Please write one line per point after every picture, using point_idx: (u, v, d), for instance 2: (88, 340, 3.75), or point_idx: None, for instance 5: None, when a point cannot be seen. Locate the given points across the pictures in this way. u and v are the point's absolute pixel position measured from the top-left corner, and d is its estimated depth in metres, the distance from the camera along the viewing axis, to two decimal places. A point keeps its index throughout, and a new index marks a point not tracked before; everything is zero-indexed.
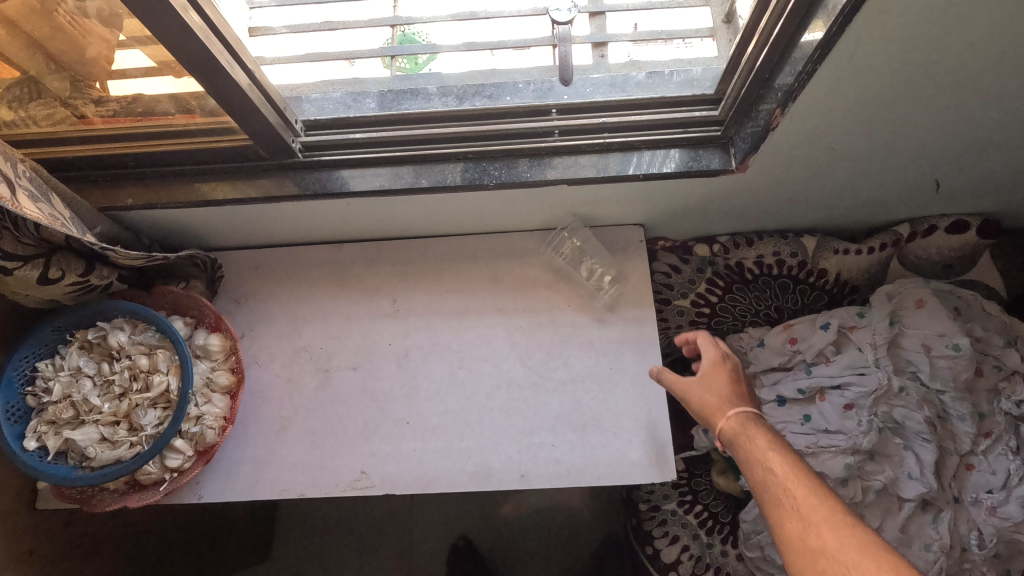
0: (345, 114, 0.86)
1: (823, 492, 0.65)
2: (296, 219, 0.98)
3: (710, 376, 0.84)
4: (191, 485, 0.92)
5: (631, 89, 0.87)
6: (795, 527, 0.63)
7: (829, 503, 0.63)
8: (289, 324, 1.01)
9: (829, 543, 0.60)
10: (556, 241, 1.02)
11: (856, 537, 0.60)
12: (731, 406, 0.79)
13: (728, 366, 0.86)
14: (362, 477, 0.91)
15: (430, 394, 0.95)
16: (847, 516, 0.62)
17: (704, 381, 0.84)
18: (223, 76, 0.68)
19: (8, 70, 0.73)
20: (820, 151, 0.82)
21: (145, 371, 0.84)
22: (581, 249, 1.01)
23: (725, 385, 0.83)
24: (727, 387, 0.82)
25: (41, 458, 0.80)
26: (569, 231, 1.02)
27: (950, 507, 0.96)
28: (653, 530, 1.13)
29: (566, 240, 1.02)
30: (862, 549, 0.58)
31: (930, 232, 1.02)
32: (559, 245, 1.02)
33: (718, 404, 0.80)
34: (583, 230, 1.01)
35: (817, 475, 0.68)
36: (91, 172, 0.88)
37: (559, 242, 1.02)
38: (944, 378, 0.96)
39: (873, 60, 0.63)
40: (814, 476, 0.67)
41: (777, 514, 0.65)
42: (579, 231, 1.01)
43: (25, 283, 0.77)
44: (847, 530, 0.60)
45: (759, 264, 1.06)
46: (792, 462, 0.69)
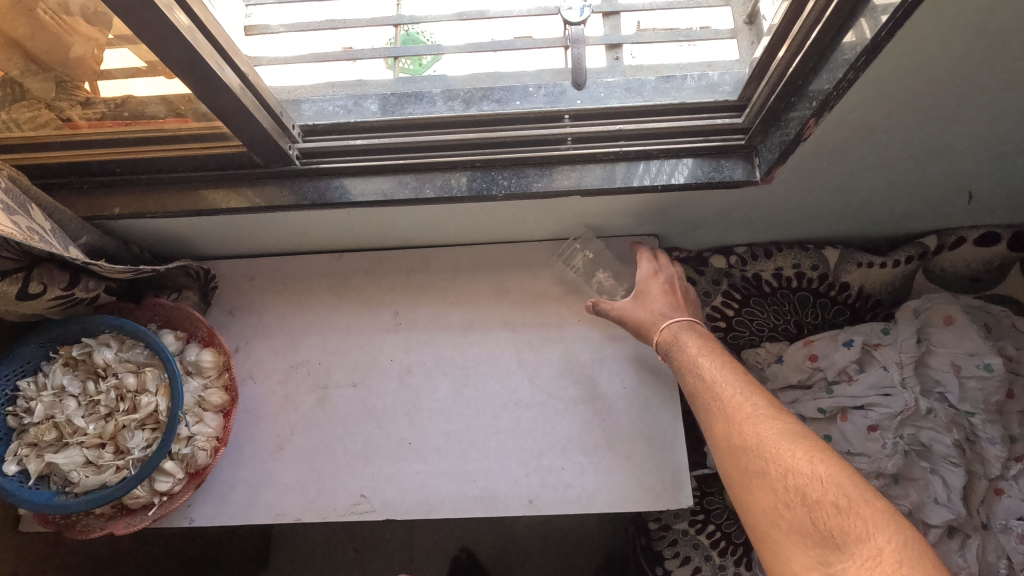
0: (345, 119, 0.81)
1: (748, 390, 0.69)
2: (293, 229, 0.93)
3: (646, 291, 0.86)
4: (182, 508, 0.87)
5: (648, 94, 0.80)
6: (722, 430, 0.67)
7: (753, 401, 0.67)
8: (286, 338, 0.96)
9: (750, 438, 0.63)
10: (567, 251, 0.98)
11: (776, 428, 0.62)
12: (663, 317, 0.82)
13: (661, 277, 0.87)
14: (362, 501, 0.87)
15: (433, 413, 0.90)
16: (770, 410, 0.65)
17: (638, 296, 0.86)
18: (217, 80, 0.63)
19: None
20: (850, 161, 0.78)
21: (133, 391, 0.79)
22: (592, 262, 0.96)
23: (660, 299, 0.84)
24: (662, 298, 0.84)
25: (22, 483, 0.75)
26: (582, 243, 0.97)
27: (978, 534, 0.91)
28: (664, 550, 1.09)
29: (576, 252, 0.97)
30: (779, 439, 0.61)
31: (958, 244, 0.97)
32: (570, 257, 0.97)
33: (652, 318, 0.83)
34: (595, 243, 0.97)
35: (744, 375, 0.71)
36: (77, 179, 0.83)
37: (570, 253, 0.97)
38: (973, 400, 0.92)
39: (918, 67, 0.58)
40: (741, 375, 0.71)
41: (708, 419, 0.69)
42: (591, 243, 0.97)
43: (5, 300, 0.72)
44: (769, 422, 0.64)
45: (778, 277, 1.02)
46: (720, 366, 0.73)
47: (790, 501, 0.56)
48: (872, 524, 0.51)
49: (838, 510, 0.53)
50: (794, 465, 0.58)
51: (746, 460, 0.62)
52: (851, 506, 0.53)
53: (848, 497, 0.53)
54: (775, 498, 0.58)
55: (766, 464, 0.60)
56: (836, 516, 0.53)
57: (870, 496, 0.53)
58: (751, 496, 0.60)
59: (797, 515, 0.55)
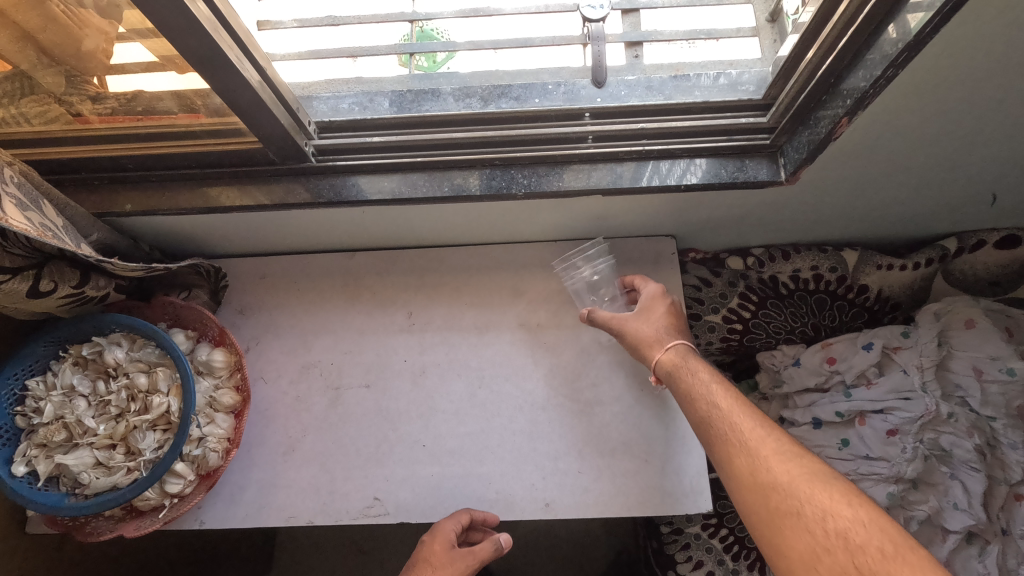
0: (362, 116, 0.79)
1: (768, 425, 0.66)
2: (305, 226, 0.91)
3: (648, 309, 0.82)
4: (191, 510, 0.86)
5: (670, 92, 0.79)
6: (743, 462, 0.63)
7: (775, 435, 0.64)
8: (297, 337, 0.95)
9: (781, 476, 0.60)
10: (585, 258, 0.92)
11: (807, 467, 0.60)
12: (670, 337, 0.78)
13: (666, 300, 0.83)
14: (374, 504, 0.85)
15: (447, 414, 0.89)
16: (797, 448, 0.63)
17: (641, 313, 0.82)
18: (235, 74, 0.62)
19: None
20: (876, 162, 0.76)
21: (144, 391, 0.78)
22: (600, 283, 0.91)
23: (663, 320, 0.80)
24: (665, 319, 0.81)
25: (31, 485, 0.74)
26: (586, 262, 0.91)
27: (998, 540, 0.90)
28: (676, 555, 1.07)
29: (592, 264, 0.91)
30: (813, 480, 0.59)
31: (978, 248, 0.96)
32: (581, 268, 0.91)
33: (656, 338, 0.79)
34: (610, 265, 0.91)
35: (757, 406, 0.69)
36: (87, 175, 0.82)
37: (584, 263, 0.91)
38: (996, 404, 0.91)
39: (955, 67, 0.57)
40: (756, 409, 0.68)
41: (724, 451, 0.65)
42: (608, 263, 0.91)
43: (15, 297, 0.70)
44: (797, 460, 0.61)
45: (795, 279, 1.00)
46: (734, 396, 0.70)
47: (830, 545, 0.54)
48: (921, 570, 0.49)
49: (885, 556, 0.51)
50: (833, 509, 0.56)
51: (778, 500, 0.59)
52: (898, 554, 0.51)
53: (893, 543, 0.51)
54: (812, 542, 0.55)
55: (801, 506, 0.57)
56: (882, 561, 0.51)
57: (912, 541, 0.52)
58: (781, 538, 0.57)
59: (838, 561, 0.53)
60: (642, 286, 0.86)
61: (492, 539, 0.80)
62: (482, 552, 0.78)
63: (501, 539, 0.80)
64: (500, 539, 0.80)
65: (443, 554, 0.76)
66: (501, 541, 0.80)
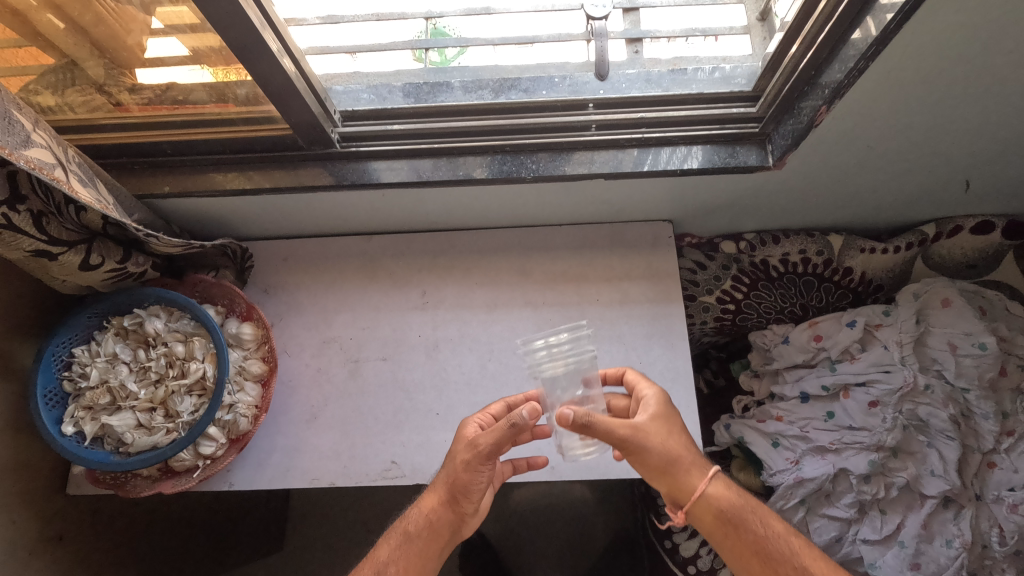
0: (383, 106, 0.86)
1: (805, 545, 0.75)
2: (326, 209, 0.98)
3: (665, 420, 0.77)
4: (222, 472, 0.92)
5: (668, 85, 0.87)
6: None
7: (815, 553, 0.75)
8: (318, 315, 1.01)
9: None
10: (561, 347, 0.85)
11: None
12: (696, 456, 0.77)
13: (671, 408, 0.80)
14: (392, 467, 0.92)
15: (460, 385, 0.96)
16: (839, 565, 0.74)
17: (656, 426, 0.76)
18: (273, 63, 0.68)
19: (41, 55, 0.73)
20: (856, 149, 0.83)
21: (182, 358, 0.84)
22: (572, 376, 0.85)
23: (680, 434, 0.77)
24: (682, 432, 0.78)
25: (79, 443, 0.80)
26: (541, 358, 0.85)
27: (972, 504, 0.97)
28: (672, 524, 1.14)
29: (567, 354, 0.85)
30: None
31: (956, 232, 1.03)
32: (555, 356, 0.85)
33: (687, 462, 0.76)
34: (588, 361, 0.85)
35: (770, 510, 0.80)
36: (127, 160, 0.88)
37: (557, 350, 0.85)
38: (969, 376, 0.97)
39: (920, 59, 0.64)
40: (784, 522, 0.78)
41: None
42: (585, 358, 0.85)
43: (68, 269, 0.76)
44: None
45: (785, 262, 1.07)
46: (767, 518, 0.77)
47: None
48: None
49: None
50: None
51: None
52: None
53: None
54: None
55: None
56: None
57: None
58: None
59: None
60: (647, 391, 0.80)
61: (508, 416, 0.73)
62: (489, 432, 0.74)
63: (522, 410, 0.72)
64: (520, 411, 0.72)
65: (456, 445, 0.78)
66: (521, 414, 0.72)
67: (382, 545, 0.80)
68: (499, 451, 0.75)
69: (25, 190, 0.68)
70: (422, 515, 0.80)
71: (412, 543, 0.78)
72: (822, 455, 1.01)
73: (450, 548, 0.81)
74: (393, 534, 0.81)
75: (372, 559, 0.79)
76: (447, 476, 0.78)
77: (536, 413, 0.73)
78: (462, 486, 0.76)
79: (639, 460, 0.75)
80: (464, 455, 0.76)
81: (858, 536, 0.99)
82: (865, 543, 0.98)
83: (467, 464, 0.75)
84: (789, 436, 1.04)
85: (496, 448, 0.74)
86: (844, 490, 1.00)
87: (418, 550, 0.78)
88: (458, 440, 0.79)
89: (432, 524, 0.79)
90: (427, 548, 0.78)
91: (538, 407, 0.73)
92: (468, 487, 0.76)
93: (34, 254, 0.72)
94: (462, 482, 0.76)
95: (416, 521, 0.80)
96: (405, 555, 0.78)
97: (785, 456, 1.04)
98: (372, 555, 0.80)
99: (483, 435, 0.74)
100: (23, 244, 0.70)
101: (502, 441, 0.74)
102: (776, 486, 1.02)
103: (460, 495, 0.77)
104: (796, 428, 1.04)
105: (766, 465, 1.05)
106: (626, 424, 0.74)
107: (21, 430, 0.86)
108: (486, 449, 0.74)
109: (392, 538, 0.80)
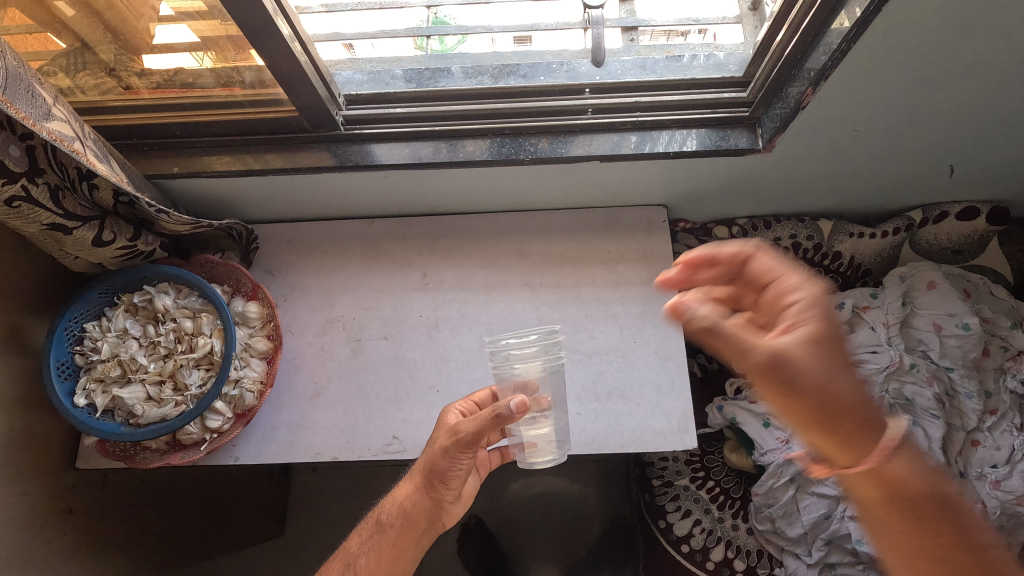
0: (385, 89, 0.89)
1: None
2: (331, 192, 1.01)
3: (824, 334, 0.52)
4: (227, 447, 0.95)
5: (662, 72, 0.90)
6: None
7: None
8: (321, 295, 1.04)
9: None
10: (529, 351, 0.73)
11: None
12: (850, 378, 0.53)
13: (836, 316, 0.53)
14: (393, 442, 0.94)
15: (459, 363, 0.98)
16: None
17: (813, 346, 0.51)
18: (282, 45, 0.71)
19: (50, 42, 0.76)
20: (843, 134, 0.86)
21: (190, 334, 0.87)
22: (543, 376, 0.76)
23: (841, 348, 0.52)
24: (843, 347, 0.53)
25: (90, 414, 0.83)
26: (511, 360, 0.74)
27: (956, 481, 0.99)
28: (665, 505, 1.15)
29: (537, 359, 0.74)
30: None
31: (942, 218, 1.06)
32: (524, 361, 0.74)
33: (848, 399, 0.53)
34: (558, 360, 0.76)
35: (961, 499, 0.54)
36: (136, 141, 0.91)
37: (525, 354, 0.74)
38: (952, 356, 1.01)
39: (900, 44, 0.67)
40: (980, 524, 0.52)
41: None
42: (556, 358, 0.75)
43: (81, 243, 0.79)
44: None
45: (776, 247, 1.10)
46: (955, 505, 0.53)
47: None
48: None
49: None
50: None
51: None
52: None
53: None
54: None
55: None
56: None
57: None
58: None
59: None
60: (774, 268, 0.57)
61: (492, 407, 0.70)
62: (469, 421, 0.72)
63: (510, 402, 0.68)
64: (508, 402, 0.68)
65: (436, 431, 0.79)
66: (506, 406, 0.68)
67: (355, 536, 0.81)
68: (480, 441, 0.73)
69: (43, 165, 0.71)
70: (396, 504, 0.80)
71: (383, 534, 0.79)
72: None
73: (428, 538, 0.80)
74: (367, 523, 0.82)
75: (345, 550, 0.80)
76: (424, 462, 0.78)
77: (523, 407, 0.69)
78: (439, 471, 0.76)
79: (784, 393, 0.53)
80: (442, 442, 0.75)
81: (846, 513, 1.01)
82: (853, 520, 1.00)
83: (445, 450, 0.74)
84: None
85: (474, 438, 0.72)
86: None
87: (389, 540, 0.78)
88: (439, 427, 0.79)
89: (406, 512, 0.79)
90: (397, 538, 0.78)
91: (527, 400, 0.69)
92: (445, 472, 0.76)
93: (50, 228, 0.74)
94: (440, 468, 0.76)
95: (389, 510, 0.80)
96: (377, 544, 0.78)
97: (776, 435, 1.07)
98: (345, 545, 0.81)
99: (462, 423, 0.73)
100: (40, 217, 0.72)
101: (483, 432, 0.72)
102: (767, 465, 1.06)
103: (435, 481, 0.77)
104: None
105: (757, 444, 1.08)
106: (766, 344, 0.51)
107: (32, 403, 0.89)
108: (465, 437, 0.72)
109: (365, 528, 0.81)
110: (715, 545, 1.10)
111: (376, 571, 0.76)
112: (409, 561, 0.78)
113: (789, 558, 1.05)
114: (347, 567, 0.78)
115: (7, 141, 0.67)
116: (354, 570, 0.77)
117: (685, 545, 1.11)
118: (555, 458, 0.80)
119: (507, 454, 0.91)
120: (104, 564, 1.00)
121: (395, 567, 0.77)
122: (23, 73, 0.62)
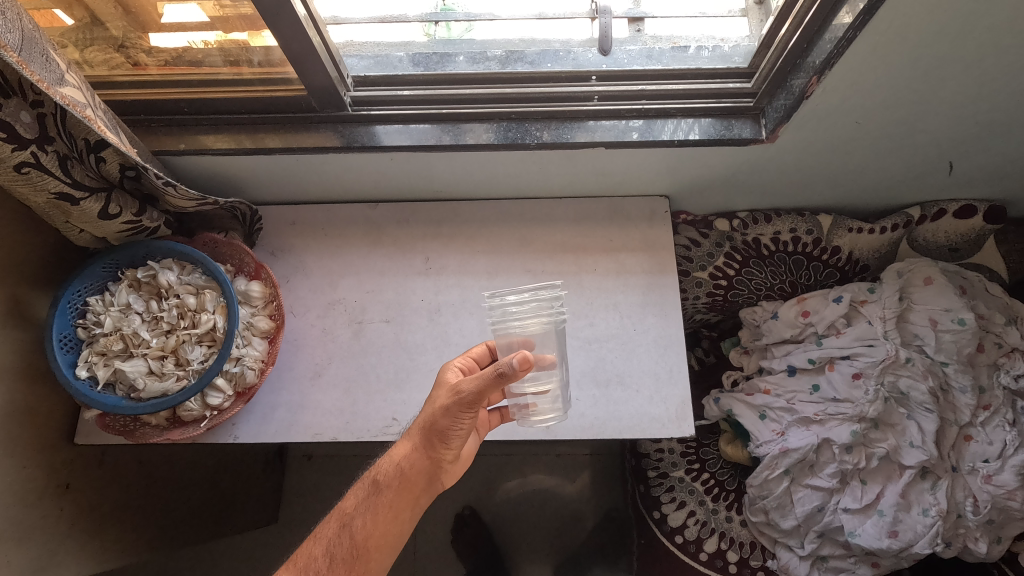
0: (393, 72, 0.90)
1: None
2: (336, 174, 1.01)
3: None
4: (227, 426, 0.95)
5: (667, 61, 0.91)
6: None
7: None
8: (324, 278, 1.05)
9: None
10: (528, 308, 0.75)
11: None
12: None
13: None
14: (393, 423, 0.94)
15: (460, 346, 0.99)
16: None
17: None
18: (294, 22, 0.71)
19: (55, 20, 0.77)
20: (847, 126, 0.86)
21: (193, 310, 0.87)
22: (544, 333, 0.77)
23: None
24: None
25: (92, 387, 0.83)
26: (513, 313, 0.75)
27: (948, 475, 1.01)
28: (661, 496, 1.15)
29: (537, 316, 0.75)
30: None
31: (939, 216, 1.08)
32: (522, 318, 0.75)
33: None
34: (560, 319, 0.76)
35: None
36: (145, 117, 0.91)
37: (523, 313, 0.75)
38: (948, 351, 1.02)
39: (904, 39, 0.68)
40: None
41: None
42: (558, 316, 0.76)
43: (87, 215, 0.79)
44: None
45: (775, 241, 1.11)
46: None
47: None
48: None
49: None
50: None
51: None
52: None
53: None
54: None
55: None
56: None
57: None
58: None
59: None
60: None
61: (494, 366, 0.69)
62: (472, 380, 0.72)
63: (511, 359, 0.68)
64: (510, 359, 0.68)
65: (435, 390, 0.79)
66: (509, 364, 0.67)
67: (349, 497, 0.80)
68: (481, 400, 0.73)
69: (53, 133, 0.71)
70: (393, 463, 0.79)
71: (380, 494, 0.78)
72: (806, 427, 1.05)
73: (426, 497, 0.80)
74: (362, 484, 0.80)
75: (339, 510, 0.79)
76: (423, 421, 0.78)
77: (527, 363, 0.68)
78: (440, 429, 0.76)
79: None
80: (443, 400, 0.75)
81: (839, 505, 1.02)
82: (846, 512, 1.02)
83: (446, 409, 0.75)
84: (776, 408, 1.08)
85: (477, 397, 0.72)
86: (827, 460, 1.03)
87: (386, 500, 0.78)
88: (438, 385, 0.79)
89: (403, 472, 0.78)
90: (394, 497, 0.78)
91: (529, 356, 0.68)
92: (445, 431, 0.76)
93: (57, 197, 0.75)
94: (441, 426, 0.76)
95: (385, 470, 0.79)
96: (373, 505, 0.78)
97: (771, 427, 1.08)
98: (339, 506, 0.80)
99: (464, 383, 0.73)
100: (48, 185, 0.73)
101: (484, 391, 0.72)
102: (762, 457, 1.06)
103: (436, 440, 0.77)
104: (783, 400, 1.08)
105: (752, 436, 1.08)
106: None
107: (31, 377, 0.88)
108: (467, 396, 0.72)
109: (360, 489, 0.80)
110: (709, 536, 1.10)
111: (373, 532, 0.76)
112: (407, 520, 0.79)
113: (781, 550, 1.07)
114: (342, 529, 0.77)
115: (18, 108, 0.67)
116: (350, 533, 0.76)
117: (679, 536, 1.11)
118: (557, 416, 0.82)
119: (507, 415, 0.90)
120: (100, 542, 1.00)
121: (394, 526, 0.77)
122: (38, 36, 0.63)
